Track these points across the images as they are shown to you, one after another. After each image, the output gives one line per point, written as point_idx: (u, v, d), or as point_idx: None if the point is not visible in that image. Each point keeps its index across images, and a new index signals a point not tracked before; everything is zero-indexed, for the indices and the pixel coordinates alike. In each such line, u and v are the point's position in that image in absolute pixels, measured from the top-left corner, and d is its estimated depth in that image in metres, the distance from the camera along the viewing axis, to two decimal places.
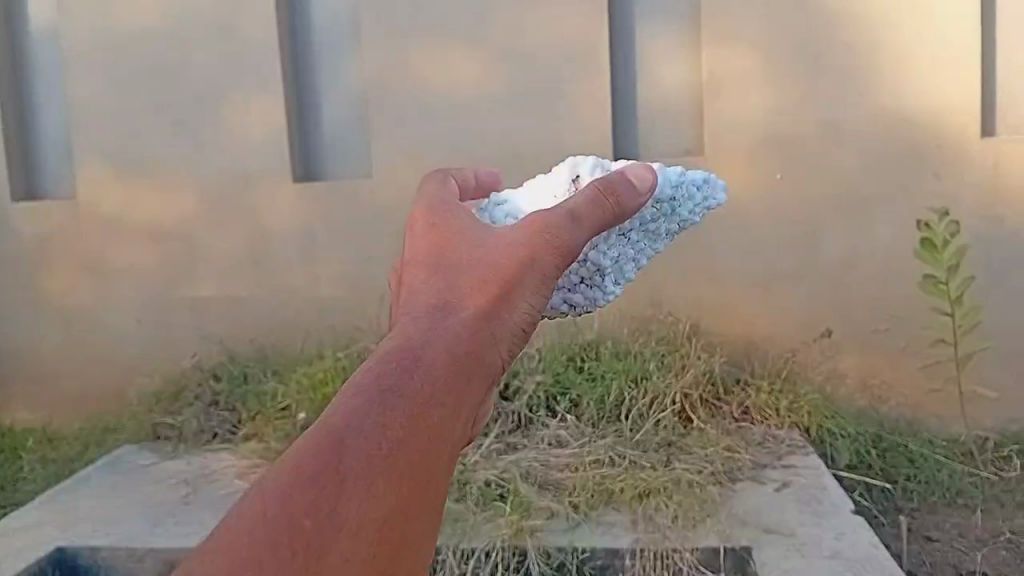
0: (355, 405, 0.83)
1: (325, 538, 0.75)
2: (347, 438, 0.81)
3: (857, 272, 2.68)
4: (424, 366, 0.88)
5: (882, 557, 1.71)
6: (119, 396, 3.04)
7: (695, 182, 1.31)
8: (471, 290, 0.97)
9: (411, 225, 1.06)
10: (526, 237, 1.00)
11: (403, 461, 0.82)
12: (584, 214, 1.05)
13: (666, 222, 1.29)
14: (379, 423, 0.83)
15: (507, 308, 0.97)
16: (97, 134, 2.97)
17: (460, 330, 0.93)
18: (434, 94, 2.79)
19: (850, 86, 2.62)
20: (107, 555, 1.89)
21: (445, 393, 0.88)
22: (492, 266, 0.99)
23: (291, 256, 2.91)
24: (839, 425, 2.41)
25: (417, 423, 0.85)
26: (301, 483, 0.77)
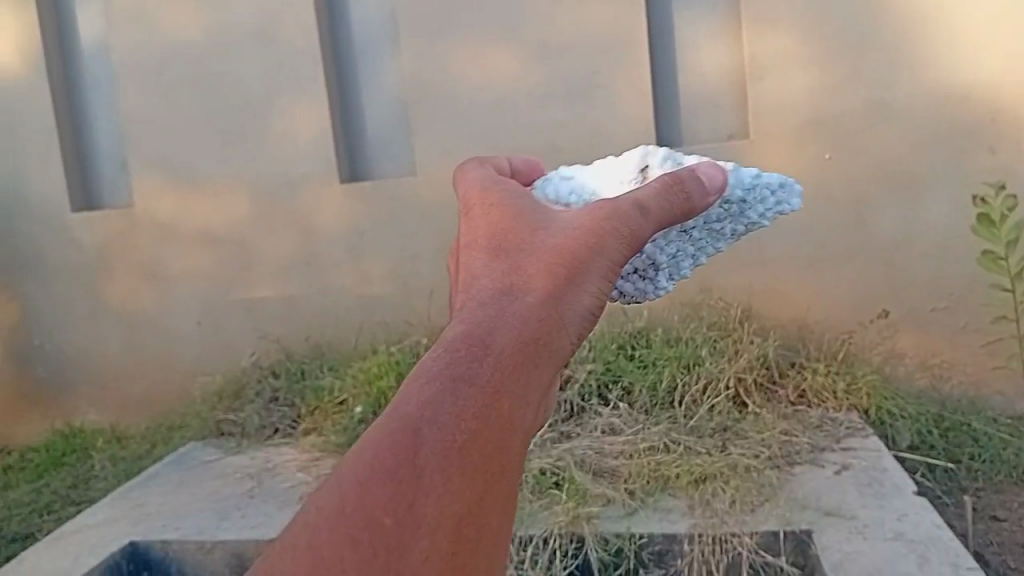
0: (425, 394, 0.74)
1: (405, 539, 0.68)
2: (420, 428, 0.72)
3: (911, 250, 2.62)
4: (494, 349, 0.78)
5: (947, 538, 1.67)
6: (182, 396, 3.12)
7: (769, 185, 1.22)
8: (539, 266, 0.84)
9: (471, 201, 0.96)
10: (598, 215, 0.90)
11: (478, 455, 0.73)
12: (651, 205, 0.95)
13: (732, 223, 1.22)
14: (453, 412, 0.73)
15: (580, 285, 0.85)
16: (150, 143, 3.05)
17: (531, 307, 0.81)
18: (475, 88, 2.81)
19: (896, 61, 2.57)
20: (176, 547, 1.95)
21: (518, 379, 0.78)
22: (562, 241, 0.87)
23: (342, 254, 2.96)
24: (898, 406, 2.37)
25: (491, 412, 0.75)
26: (376, 478, 0.70)
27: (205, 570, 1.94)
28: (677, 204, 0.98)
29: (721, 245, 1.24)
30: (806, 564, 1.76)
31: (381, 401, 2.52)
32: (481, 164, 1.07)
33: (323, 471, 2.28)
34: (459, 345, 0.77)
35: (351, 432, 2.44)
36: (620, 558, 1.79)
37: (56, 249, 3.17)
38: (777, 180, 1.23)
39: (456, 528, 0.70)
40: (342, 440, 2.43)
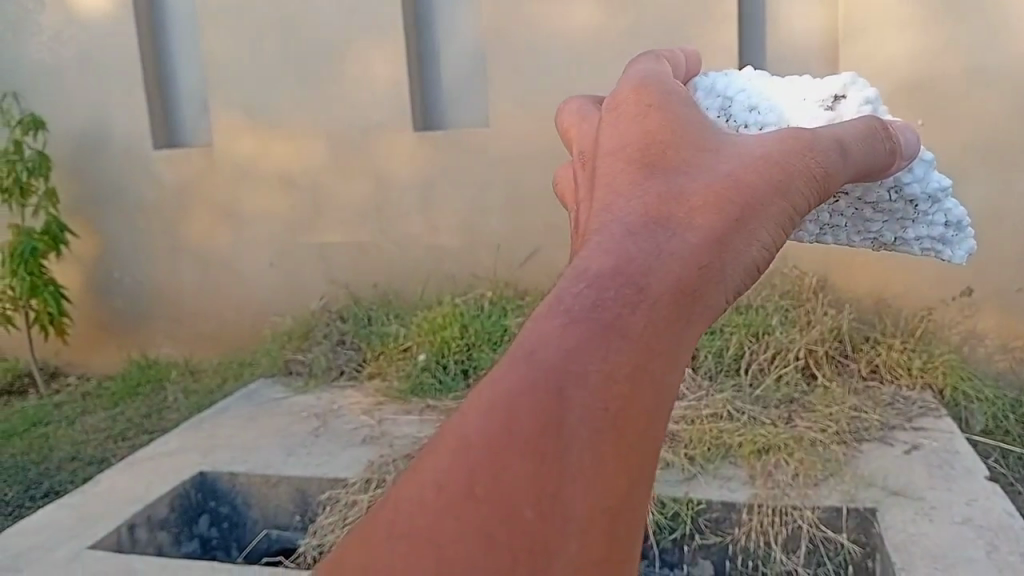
0: (565, 342, 0.49)
1: (552, 548, 0.46)
2: (565, 389, 0.48)
3: (1001, 227, 2.51)
4: (657, 291, 0.52)
5: (1018, 526, 1.62)
6: (253, 334, 3.21)
7: (951, 215, 0.99)
8: (710, 194, 0.59)
9: (615, 105, 0.68)
10: (786, 150, 0.65)
11: (637, 437, 0.49)
12: (853, 146, 0.73)
13: (887, 221, 1.00)
14: (604, 376, 0.49)
15: (753, 230, 0.60)
16: (230, 84, 3.09)
17: (702, 240, 0.56)
18: (554, 38, 2.76)
19: (1003, 25, 2.42)
20: (243, 481, 2.01)
21: (686, 341, 0.53)
22: (734, 171, 0.62)
23: (412, 202, 2.97)
24: (974, 388, 2.28)
25: (653, 378, 0.50)
26: (507, 451, 0.47)
27: (271, 503, 2.00)
28: (871, 154, 0.77)
29: (859, 243, 1.03)
30: (868, 543, 1.72)
31: (444, 350, 2.54)
32: (656, 57, 0.80)
33: (385, 415, 2.32)
34: (609, 279, 0.52)
35: (413, 378, 2.49)
36: (676, 522, 1.78)
37: (137, 185, 3.26)
38: (961, 217, 1.00)
39: (610, 537, 0.47)
40: (404, 386, 2.47)
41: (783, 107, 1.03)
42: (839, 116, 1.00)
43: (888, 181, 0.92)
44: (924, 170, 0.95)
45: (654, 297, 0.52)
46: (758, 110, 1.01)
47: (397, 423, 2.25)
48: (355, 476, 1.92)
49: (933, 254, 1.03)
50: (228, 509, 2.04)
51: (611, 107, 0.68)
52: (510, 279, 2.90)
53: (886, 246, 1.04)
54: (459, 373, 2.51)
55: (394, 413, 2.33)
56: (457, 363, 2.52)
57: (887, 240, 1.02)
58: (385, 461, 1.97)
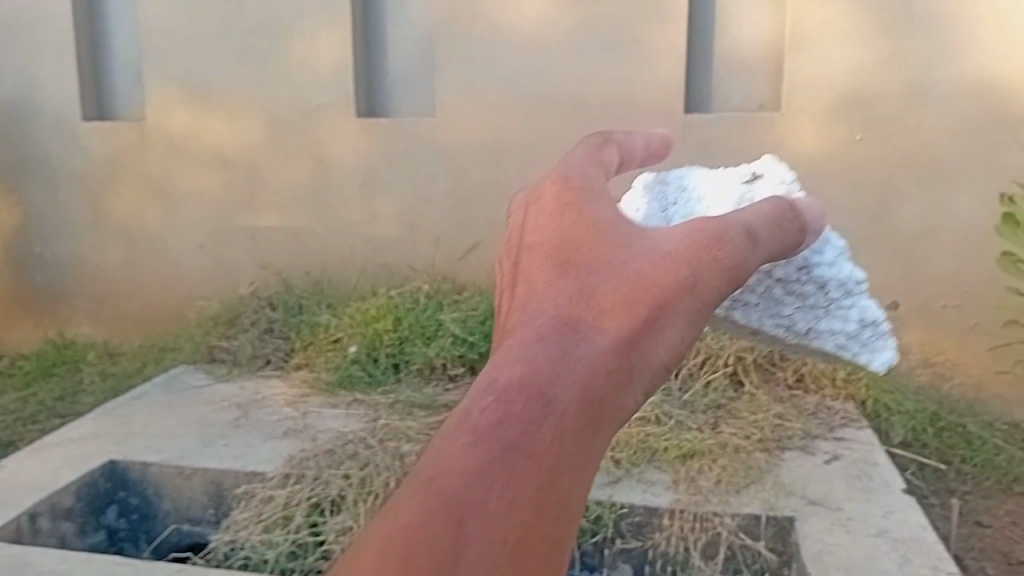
0: (468, 466, 0.58)
1: None
2: (466, 519, 0.56)
3: (931, 243, 2.56)
4: (557, 408, 0.59)
5: (931, 540, 1.65)
6: (178, 317, 3.12)
7: (862, 313, 1.06)
8: (615, 299, 0.64)
9: (540, 193, 0.75)
10: (694, 243, 0.69)
11: (533, 555, 0.57)
12: (761, 231, 0.75)
13: (805, 313, 1.03)
14: (504, 500, 0.57)
15: (661, 325, 0.66)
16: (168, 56, 2.99)
17: (607, 351, 0.62)
18: (505, 31, 2.73)
19: (944, 45, 2.48)
20: (156, 471, 1.95)
21: (585, 451, 0.60)
22: (645, 266, 0.67)
23: (351, 190, 2.91)
24: (896, 401, 2.34)
25: (551, 496, 0.58)
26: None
27: (184, 496, 1.94)
28: (782, 243, 0.77)
29: (774, 331, 1.03)
30: (785, 551, 1.74)
31: (376, 343, 2.51)
32: (606, 139, 0.85)
33: (310, 408, 2.27)
34: (513, 399, 0.59)
35: (341, 371, 2.44)
36: (599, 526, 1.77)
37: (64, 156, 3.13)
38: (873, 318, 1.06)
39: None
40: (332, 379, 2.42)
41: (708, 186, 1.11)
42: (755, 192, 1.10)
43: (800, 256, 1.03)
44: (832, 258, 1.07)
45: (557, 413, 0.59)
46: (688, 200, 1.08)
47: (322, 417, 2.20)
48: (274, 470, 1.88)
49: (846, 354, 1.05)
50: (138, 501, 1.98)
51: (535, 197, 0.74)
52: (448, 273, 2.86)
53: (799, 341, 1.05)
54: (389, 367, 2.47)
55: (320, 406, 2.28)
56: (388, 356, 2.49)
57: (803, 329, 1.03)
58: (305, 456, 1.92)
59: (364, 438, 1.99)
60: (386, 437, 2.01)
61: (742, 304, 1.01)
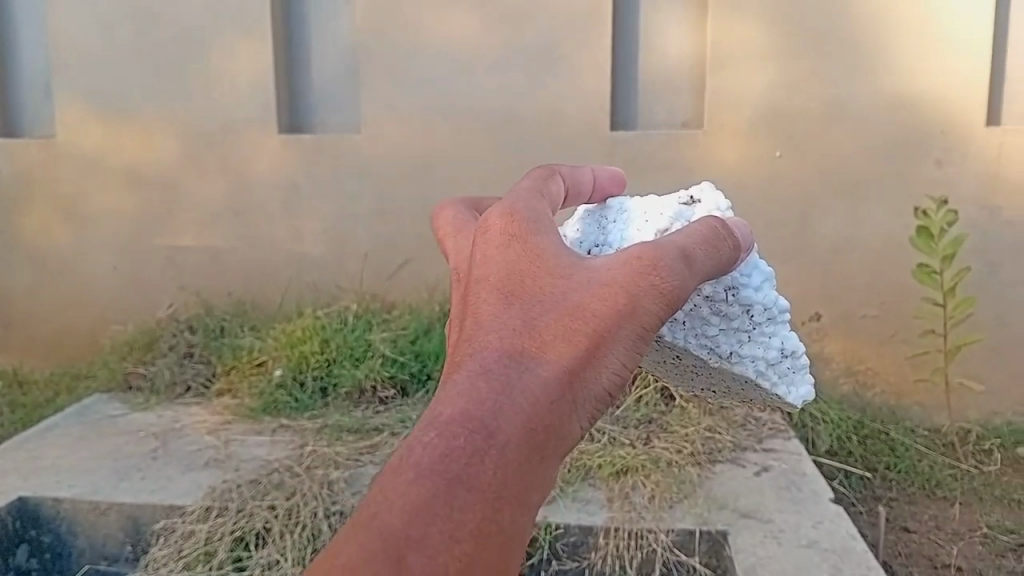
0: (411, 499, 0.61)
1: None
2: (406, 555, 0.59)
3: (851, 255, 2.63)
4: (499, 440, 0.64)
5: (860, 549, 1.68)
6: (92, 342, 2.98)
7: (784, 345, 1.07)
8: (556, 334, 0.70)
9: (485, 225, 0.79)
10: (631, 271, 0.75)
11: None
12: (694, 253, 0.80)
13: (730, 337, 1.06)
14: (446, 529, 0.61)
15: (599, 357, 0.72)
16: (77, 71, 2.87)
17: (545, 386, 0.68)
18: (430, 47, 2.71)
19: (858, 64, 2.56)
20: (68, 507, 1.85)
21: (525, 479, 0.65)
22: (584, 299, 0.73)
23: (274, 208, 2.84)
24: (820, 410, 2.38)
25: (490, 527, 0.63)
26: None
27: (99, 533, 1.84)
28: (716, 262, 0.82)
29: (697, 352, 1.07)
30: (719, 565, 1.74)
31: (302, 366, 2.44)
32: (550, 173, 0.91)
33: (233, 436, 2.19)
34: (455, 433, 0.64)
35: (266, 397, 2.36)
36: (533, 547, 1.75)
37: None
38: (795, 349, 1.07)
39: None
40: (256, 404, 2.34)
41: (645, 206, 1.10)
42: (691, 214, 1.08)
43: (727, 278, 1.01)
44: (760, 283, 1.04)
45: (498, 445, 0.64)
46: (621, 225, 1.08)
47: (246, 445, 2.12)
48: (195, 503, 1.80)
49: (764, 382, 1.08)
50: (50, 539, 1.87)
51: (482, 227, 0.79)
52: (376, 291, 2.81)
53: (721, 363, 1.07)
54: (317, 390, 2.40)
55: (243, 433, 2.20)
56: (315, 379, 2.42)
57: (725, 353, 1.06)
58: (228, 487, 1.85)
59: (291, 466, 1.92)
60: (314, 463, 1.95)
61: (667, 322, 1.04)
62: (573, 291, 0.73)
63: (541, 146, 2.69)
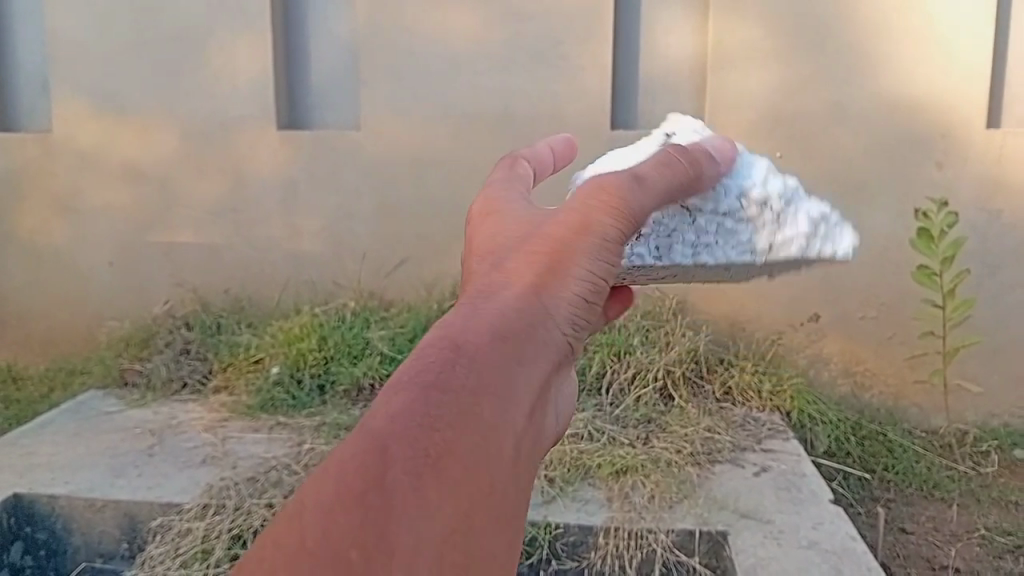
0: (393, 406, 0.69)
1: (387, 550, 0.63)
2: (392, 444, 0.67)
3: (850, 256, 2.63)
4: (463, 357, 0.74)
5: (860, 550, 1.67)
6: (88, 338, 2.96)
7: (810, 208, 1.14)
8: (512, 282, 0.82)
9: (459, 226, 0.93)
10: (571, 218, 0.87)
11: (455, 468, 0.68)
12: (650, 178, 0.92)
13: (757, 231, 1.11)
14: (423, 423, 0.69)
15: (552, 298, 0.82)
16: (75, 66, 2.85)
17: (502, 319, 0.78)
18: (430, 45, 2.70)
19: (859, 66, 2.55)
20: (65, 504, 1.83)
21: (493, 386, 0.74)
22: (535, 251, 0.85)
23: (272, 205, 2.82)
24: (819, 411, 2.37)
25: (464, 425, 0.70)
26: (348, 499, 0.65)
27: (95, 530, 1.83)
28: (666, 182, 0.94)
29: (739, 258, 1.10)
30: (718, 566, 1.74)
31: (300, 364, 2.43)
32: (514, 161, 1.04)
33: (230, 433, 2.17)
34: (427, 357, 0.73)
35: (263, 394, 2.35)
36: (533, 547, 1.74)
37: None
38: (818, 215, 1.14)
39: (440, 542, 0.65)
40: (253, 402, 2.33)
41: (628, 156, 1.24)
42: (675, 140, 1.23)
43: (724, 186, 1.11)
44: (758, 177, 1.15)
45: (463, 360, 0.73)
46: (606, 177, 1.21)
47: (243, 443, 2.11)
48: (191, 501, 1.79)
49: (816, 252, 1.12)
50: (45, 536, 1.85)
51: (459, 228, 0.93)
52: (374, 289, 2.80)
53: (770, 257, 1.11)
54: (314, 389, 2.39)
55: (240, 431, 2.19)
56: (312, 377, 2.41)
57: (764, 245, 1.10)
58: (225, 485, 1.83)
59: (288, 465, 1.91)
60: (312, 462, 1.94)
61: (688, 245, 1.09)
62: (525, 246, 0.86)
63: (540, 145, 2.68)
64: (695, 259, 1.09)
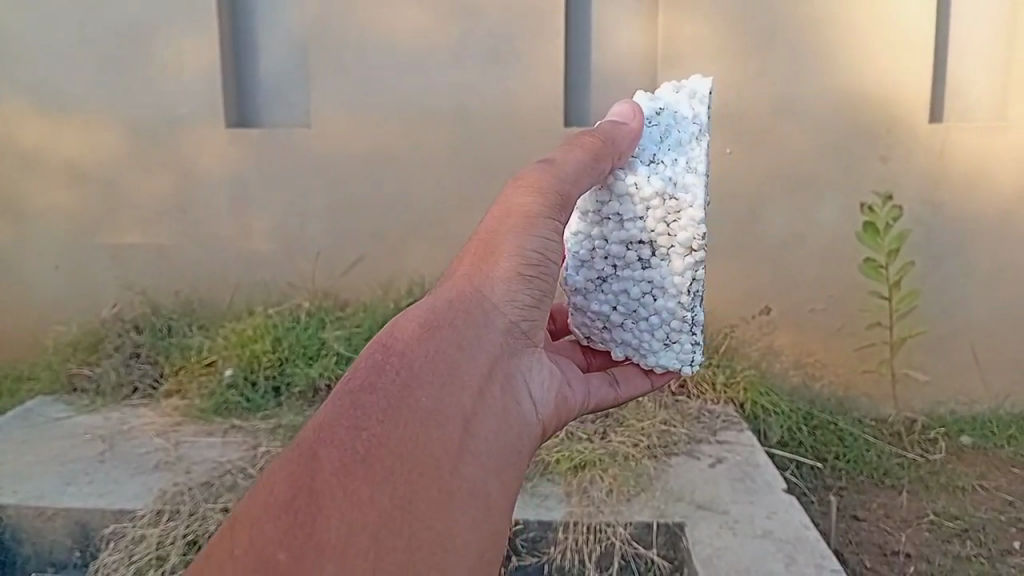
0: (324, 414, 0.71)
1: (315, 548, 0.63)
2: (319, 450, 0.68)
3: (799, 250, 2.68)
4: (394, 355, 0.76)
5: (813, 538, 1.70)
6: (33, 343, 2.88)
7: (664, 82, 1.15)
8: (451, 284, 0.85)
9: None
10: (500, 214, 0.91)
11: (387, 458, 0.69)
12: (560, 158, 0.96)
13: (688, 120, 1.09)
14: (351, 426, 0.70)
15: (490, 289, 0.85)
16: (15, 61, 2.77)
17: (434, 316, 0.80)
18: (381, 42, 2.68)
19: (807, 63, 2.60)
20: (13, 514, 1.79)
21: (424, 378, 0.74)
22: (471, 255, 0.89)
23: (222, 204, 2.78)
24: (772, 402, 2.42)
25: (393, 415, 0.71)
26: (277, 505, 0.66)
27: (43, 538, 1.78)
28: (586, 152, 0.96)
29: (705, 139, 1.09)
30: (676, 557, 1.76)
31: (254, 365, 2.40)
32: None
33: (183, 438, 2.14)
34: (360, 363, 0.76)
35: (217, 397, 2.31)
36: None
37: None
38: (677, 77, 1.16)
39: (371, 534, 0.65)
40: (207, 405, 2.29)
41: None
42: None
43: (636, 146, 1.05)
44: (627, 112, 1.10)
45: (394, 359, 0.75)
46: None
47: (197, 447, 2.08)
48: (144, 507, 1.76)
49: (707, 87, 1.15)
50: None
51: None
52: (330, 289, 2.77)
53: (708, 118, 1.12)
54: (270, 391, 2.35)
55: (194, 435, 2.16)
56: (267, 379, 2.38)
57: (699, 118, 1.10)
58: (179, 490, 1.81)
59: (243, 468, 1.89)
60: (268, 465, 1.92)
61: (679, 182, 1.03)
62: (457, 262, 0.89)
63: (495, 143, 2.68)
64: (697, 181, 1.03)
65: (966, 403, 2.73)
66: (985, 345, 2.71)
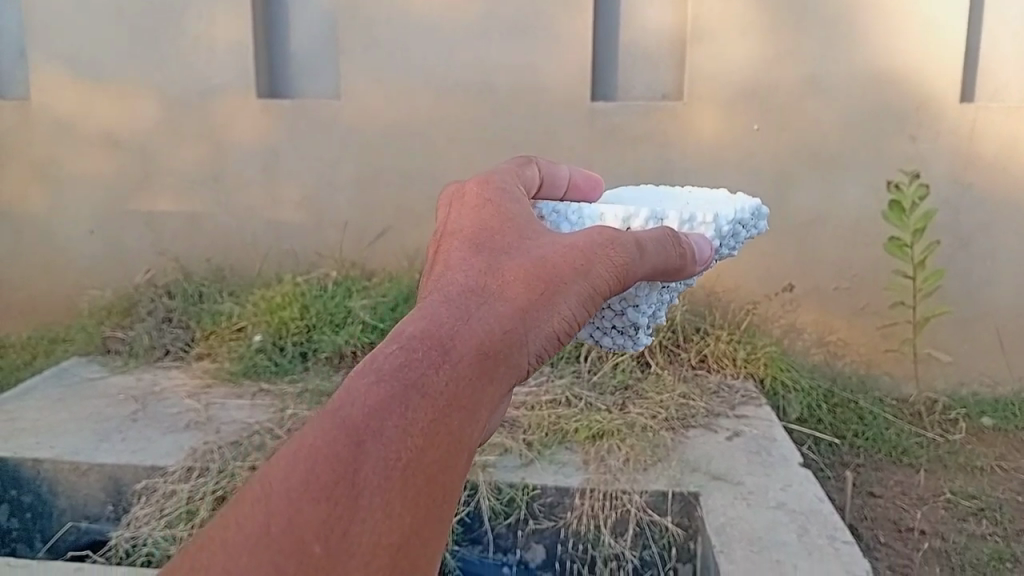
0: (372, 398, 0.63)
1: (344, 557, 0.58)
2: (366, 440, 0.62)
3: (824, 228, 2.68)
4: (454, 357, 0.68)
5: (827, 510, 1.72)
6: (70, 306, 2.96)
7: (738, 216, 1.12)
8: (517, 276, 0.77)
9: (461, 194, 0.89)
10: (593, 242, 0.84)
11: (425, 478, 0.62)
12: (649, 245, 0.89)
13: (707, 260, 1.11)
14: (401, 424, 0.63)
15: (554, 304, 0.77)
16: (52, 31, 2.83)
17: (498, 319, 0.73)
18: (409, 15, 2.70)
19: (835, 39, 2.59)
20: (50, 467, 1.86)
21: (478, 394, 0.68)
22: (544, 253, 0.80)
23: (252, 174, 2.83)
24: (792, 379, 2.43)
25: (441, 430, 0.64)
26: (311, 491, 0.59)
27: (78, 492, 1.86)
28: (664, 258, 0.91)
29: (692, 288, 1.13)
30: (691, 525, 1.79)
31: (282, 331, 2.45)
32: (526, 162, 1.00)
33: (213, 399, 2.20)
34: (415, 347, 0.68)
35: (246, 360, 2.37)
36: (510, 508, 1.79)
37: None
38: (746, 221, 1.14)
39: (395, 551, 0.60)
40: (236, 368, 2.36)
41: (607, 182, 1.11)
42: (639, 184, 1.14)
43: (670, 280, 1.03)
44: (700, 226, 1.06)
45: (453, 361, 0.68)
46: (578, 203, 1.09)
47: (226, 408, 2.14)
48: (176, 463, 1.82)
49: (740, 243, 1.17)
50: (31, 499, 1.88)
51: (459, 200, 0.88)
52: (357, 258, 2.81)
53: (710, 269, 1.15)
54: (297, 355, 2.41)
55: (224, 396, 2.22)
56: (295, 345, 2.43)
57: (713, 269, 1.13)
58: (209, 448, 1.87)
59: (269, 428, 1.95)
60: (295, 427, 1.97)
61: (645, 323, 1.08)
62: (520, 249, 0.80)
63: (521, 115, 2.69)
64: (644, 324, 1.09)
65: (989, 385, 2.73)
66: (1010, 326, 2.69)
